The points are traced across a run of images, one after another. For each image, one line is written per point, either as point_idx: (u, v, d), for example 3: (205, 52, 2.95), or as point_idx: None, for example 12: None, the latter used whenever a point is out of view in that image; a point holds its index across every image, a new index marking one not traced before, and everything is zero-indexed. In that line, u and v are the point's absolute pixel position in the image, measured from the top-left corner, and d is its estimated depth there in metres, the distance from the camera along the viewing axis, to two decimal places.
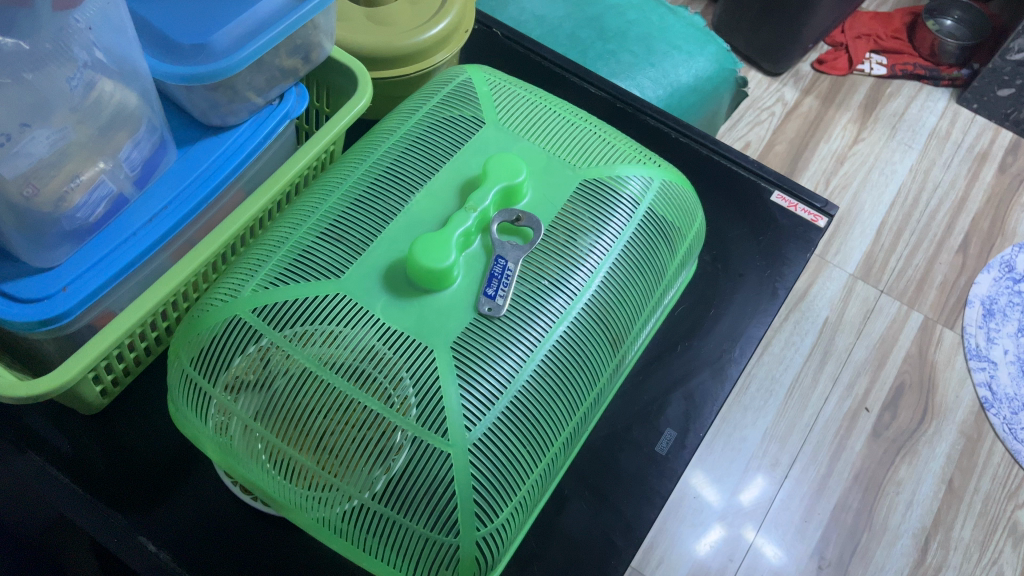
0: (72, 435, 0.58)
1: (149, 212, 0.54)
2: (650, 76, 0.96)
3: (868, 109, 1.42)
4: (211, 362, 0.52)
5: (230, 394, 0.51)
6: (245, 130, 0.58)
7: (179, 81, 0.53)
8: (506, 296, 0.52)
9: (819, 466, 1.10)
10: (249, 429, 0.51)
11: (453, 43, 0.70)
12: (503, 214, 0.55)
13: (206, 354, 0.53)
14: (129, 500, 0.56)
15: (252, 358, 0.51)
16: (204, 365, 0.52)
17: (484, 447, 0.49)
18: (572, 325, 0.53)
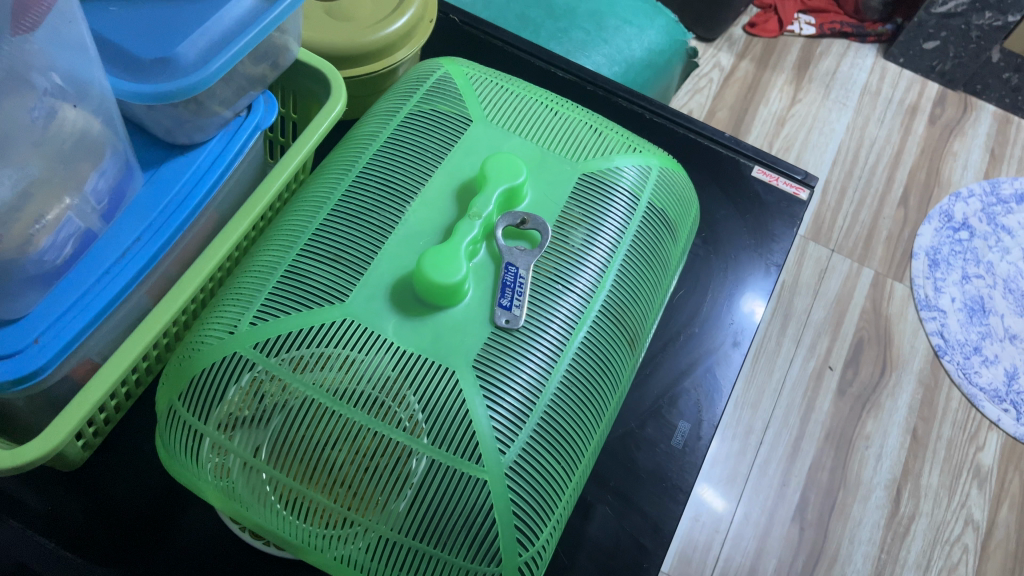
0: (50, 495, 0.53)
1: (121, 246, 0.49)
2: (605, 52, 0.94)
3: (801, 69, 1.43)
4: (202, 400, 0.48)
5: (225, 432, 0.47)
6: (215, 147, 0.54)
7: (139, 101, 0.48)
8: (522, 304, 0.49)
9: (791, 428, 1.11)
10: (250, 468, 0.47)
11: (418, 35, 0.67)
12: (507, 218, 0.52)
13: (196, 392, 0.48)
14: (119, 556, 0.52)
15: (247, 390, 0.47)
16: (194, 403, 0.48)
17: (519, 468, 0.47)
18: (591, 330, 0.51)
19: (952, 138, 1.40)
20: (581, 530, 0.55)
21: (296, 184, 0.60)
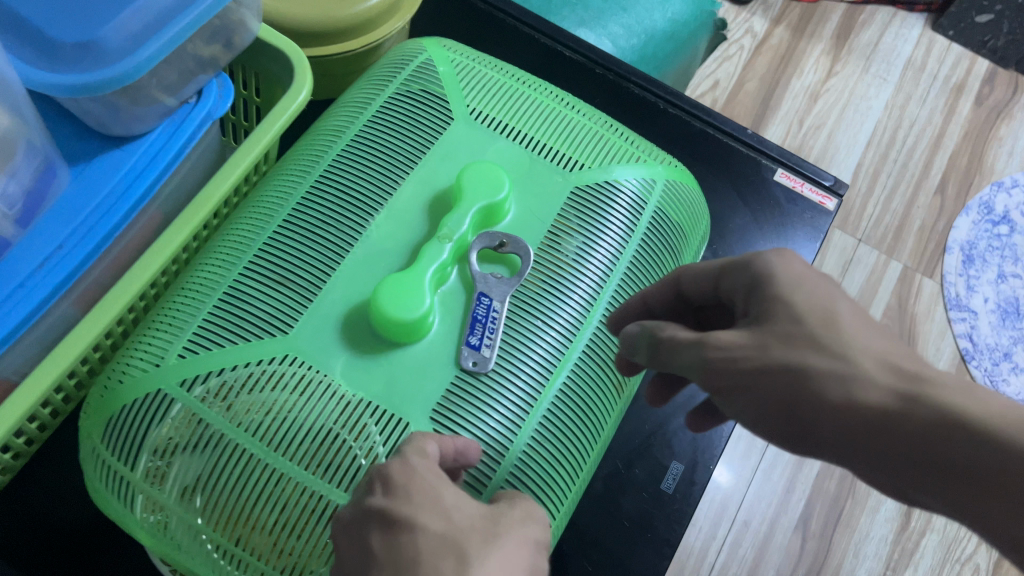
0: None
1: (41, 254, 0.43)
2: (623, 23, 0.85)
3: (841, 39, 1.33)
4: (129, 423, 0.41)
5: (158, 458, 0.41)
6: (156, 139, 0.47)
7: (61, 94, 0.41)
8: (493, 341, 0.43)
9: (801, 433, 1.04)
10: (184, 499, 0.40)
11: (404, 9, 0.59)
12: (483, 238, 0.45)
13: (123, 414, 0.42)
14: None
15: (184, 415, 0.40)
16: (116, 431, 0.41)
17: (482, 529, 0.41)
18: (573, 369, 0.45)
19: (998, 121, 1.30)
20: None
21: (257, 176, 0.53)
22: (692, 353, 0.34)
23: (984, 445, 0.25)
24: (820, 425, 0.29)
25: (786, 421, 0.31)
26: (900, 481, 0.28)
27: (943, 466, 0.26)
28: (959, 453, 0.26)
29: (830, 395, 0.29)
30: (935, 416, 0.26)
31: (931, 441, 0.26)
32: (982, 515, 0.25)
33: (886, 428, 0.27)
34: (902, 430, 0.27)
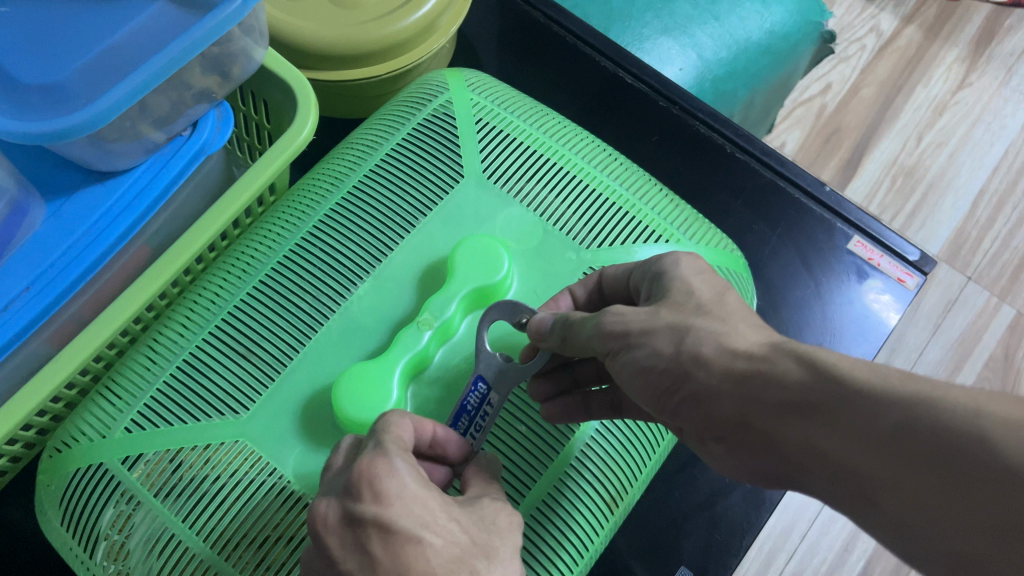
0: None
1: (8, 296, 0.41)
2: (712, 33, 0.77)
3: (981, 44, 1.18)
4: (81, 497, 0.39)
5: (120, 510, 0.38)
6: (143, 176, 0.44)
7: (29, 142, 0.37)
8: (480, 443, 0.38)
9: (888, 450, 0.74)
10: (138, 557, 0.38)
11: (440, 32, 0.53)
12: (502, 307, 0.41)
13: (72, 486, 0.39)
14: None
15: (151, 467, 0.38)
16: (72, 500, 0.39)
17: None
18: (546, 497, 0.41)
19: None
20: None
21: (259, 209, 0.49)
22: (586, 329, 0.34)
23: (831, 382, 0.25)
24: (699, 382, 0.29)
25: (666, 394, 0.31)
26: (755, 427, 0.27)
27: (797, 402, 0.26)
28: (807, 387, 0.26)
29: (704, 349, 0.29)
30: (788, 360, 0.27)
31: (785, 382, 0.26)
32: (822, 438, 0.25)
33: (749, 376, 0.28)
34: (754, 373, 0.27)
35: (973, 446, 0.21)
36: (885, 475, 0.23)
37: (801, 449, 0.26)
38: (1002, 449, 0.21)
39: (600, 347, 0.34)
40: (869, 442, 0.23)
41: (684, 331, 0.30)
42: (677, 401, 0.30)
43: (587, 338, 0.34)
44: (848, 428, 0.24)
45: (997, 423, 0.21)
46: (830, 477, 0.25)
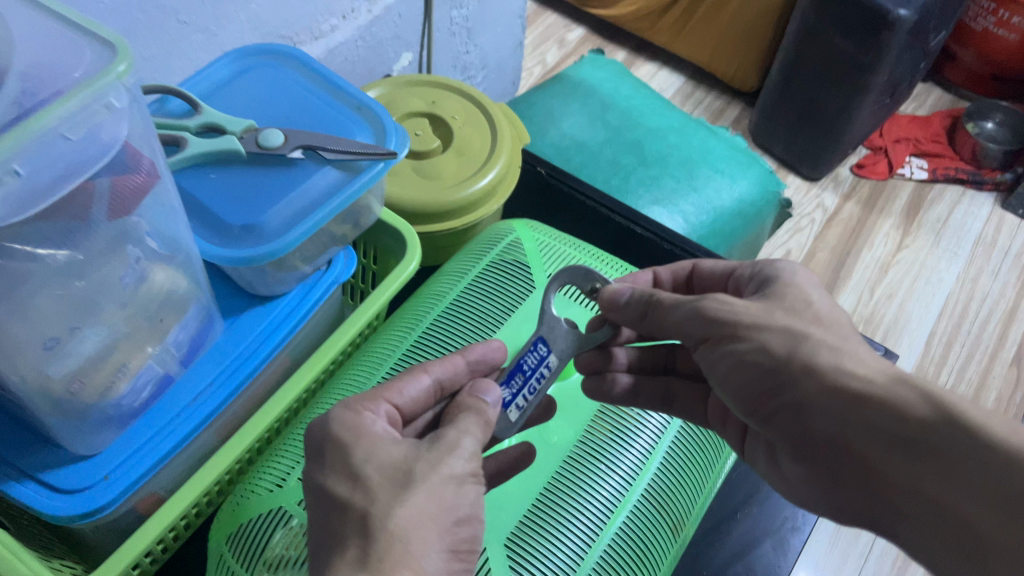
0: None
1: (196, 390, 0.53)
2: (694, 201, 0.95)
3: (911, 213, 1.39)
4: (247, 543, 0.52)
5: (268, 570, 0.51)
6: (293, 299, 0.58)
7: (230, 264, 0.51)
8: (524, 402, 0.48)
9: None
10: None
11: (500, 196, 0.69)
12: (565, 274, 0.53)
13: (241, 532, 0.53)
14: None
15: (292, 536, 0.51)
16: (239, 547, 0.52)
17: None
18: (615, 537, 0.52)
19: None
20: None
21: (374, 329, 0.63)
22: (683, 309, 0.44)
23: (942, 430, 0.34)
24: (811, 394, 0.39)
25: (769, 395, 0.41)
26: (850, 450, 0.37)
27: (907, 436, 0.35)
28: (920, 423, 0.35)
29: (818, 363, 0.39)
30: (911, 397, 0.36)
31: (895, 420, 0.36)
32: (924, 469, 0.35)
33: (864, 400, 0.37)
34: (873, 402, 0.37)
35: None
36: (970, 510, 0.33)
37: (896, 473, 0.36)
38: None
39: (697, 331, 0.44)
40: (960, 482, 0.33)
41: (797, 338, 0.40)
42: (779, 403, 0.40)
43: (678, 319, 0.44)
44: (953, 469, 0.34)
45: None
46: (919, 498, 0.35)
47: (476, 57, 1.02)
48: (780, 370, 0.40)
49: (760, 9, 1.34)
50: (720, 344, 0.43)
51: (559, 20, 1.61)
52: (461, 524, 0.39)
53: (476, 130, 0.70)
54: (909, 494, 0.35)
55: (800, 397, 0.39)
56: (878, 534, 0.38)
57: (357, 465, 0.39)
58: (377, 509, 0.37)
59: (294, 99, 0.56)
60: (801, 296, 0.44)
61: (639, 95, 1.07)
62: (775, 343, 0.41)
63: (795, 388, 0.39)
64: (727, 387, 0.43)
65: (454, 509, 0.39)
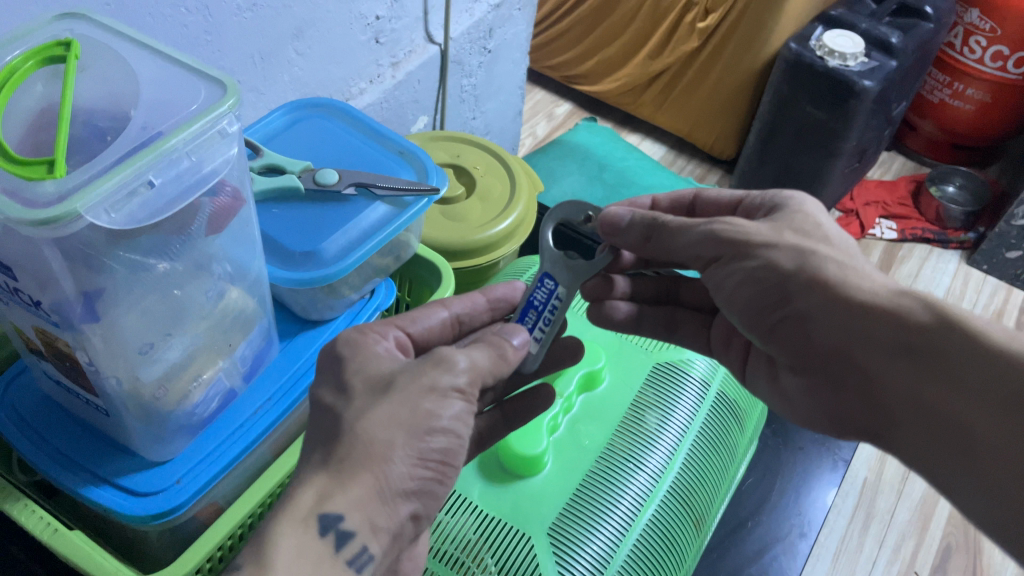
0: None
1: (256, 405, 0.57)
2: None
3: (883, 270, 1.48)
4: None
5: None
6: (342, 323, 0.63)
7: (286, 285, 0.56)
8: (543, 333, 0.56)
9: (901, 556, 0.94)
10: None
11: (519, 237, 0.76)
12: (561, 208, 0.60)
13: None
14: None
15: None
16: None
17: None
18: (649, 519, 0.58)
19: None
20: None
21: None
22: (696, 231, 0.53)
23: (936, 331, 0.43)
24: (814, 305, 0.48)
25: (774, 303, 0.50)
26: (853, 358, 0.46)
27: (904, 339, 0.44)
28: (920, 326, 0.44)
29: (828, 268, 0.48)
30: (914, 302, 0.45)
31: (898, 327, 0.44)
32: (913, 368, 0.43)
33: (866, 307, 0.46)
34: (874, 310, 0.45)
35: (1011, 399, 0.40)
36: (947, 401, 0.42)
37: (886, 372, 0.44)
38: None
39: (711, 250, 0.53)
40: (939, 378, 0.42)
41: (805, 254, 0.49)
42: (788, 310, 0.49)
43: (690, 241, 0.53)
44: (937, 365, 0.42)
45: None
46: (902, 392, 0.44)
47: (481, 122, 1.10)
48: (789, 283, 0.49)
49: (735, 84, 1.45)
50: (731, 262, 0.52)
51: (547, 96, 1.71)
52: (437, 434, 0.45)
53: (497, 179, 0.77)
54: (903, 395, 0.44)
55: (807, 309, 0.48)
56: (875, 428, 0.46)
57: (348, 379, 0.47)
58: (353, 410, 0.45)
59: (344, 146, 0.63)
60: (810, 220, 0.53)
61: (632, 157, 1.15)
62: (782, 258, 0.50)
63: (801, 299, 0.48)
64: (736, 298, 0.52)
65: (428, 418, 0.45)
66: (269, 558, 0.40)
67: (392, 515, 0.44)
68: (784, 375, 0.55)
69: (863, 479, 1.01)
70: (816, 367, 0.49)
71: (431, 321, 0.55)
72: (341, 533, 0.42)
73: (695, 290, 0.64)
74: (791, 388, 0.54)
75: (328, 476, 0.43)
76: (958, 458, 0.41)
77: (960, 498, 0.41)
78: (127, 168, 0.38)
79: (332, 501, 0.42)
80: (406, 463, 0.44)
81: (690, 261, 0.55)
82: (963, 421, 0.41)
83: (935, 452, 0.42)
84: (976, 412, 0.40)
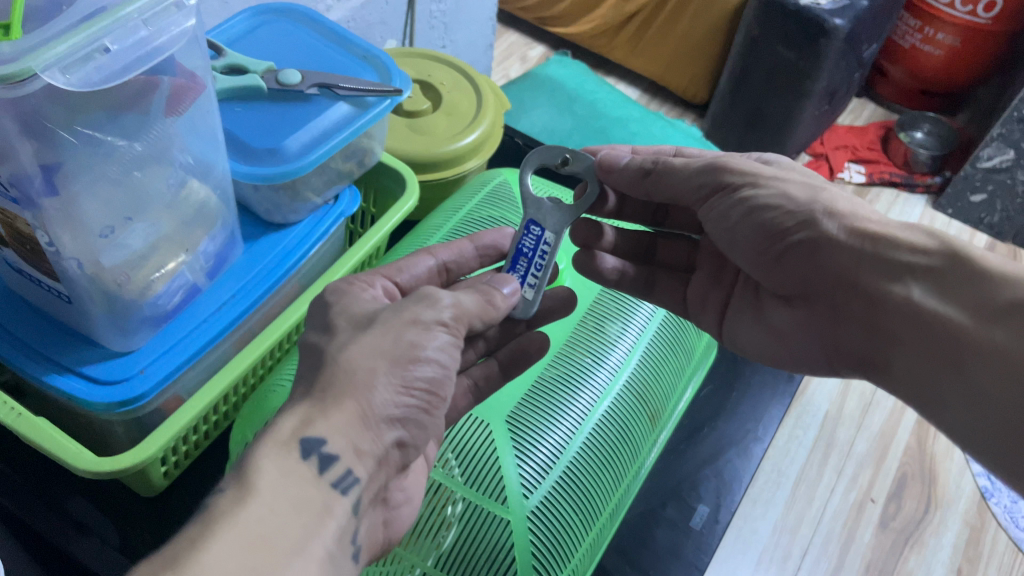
0: (122, 527, 0.62)
1: (218, 301, 0.58)
2: None
3: None
4: None
5: None
6: (305, 227, 0.63)
7: (249, 181, 0.56)
8: (536, 279, 0.56)
9: (858, 484, 0.88)
10: None
11: (484, 152, 0.77)
12: (536, 154, 0.59)
13: None
14: None
15: None
16: None
17: (475, 533, 0.54)
18: (604, 414, 0.59)
19: None
20: None
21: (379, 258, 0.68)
22: (698, 164, 0.57)
23: (941, 255, 0.45)
24: (828, 233, 0.50)
25: (778, 235, 0.52)
26: (858, 283, 0.48)
27: (908, 263, 0.46)
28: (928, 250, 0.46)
29: (838, 203, 0.51)
30: (919, 234, 0.47)
31: (905, 253, 0.46)
32: (916, 287, 0.45)
33: (876, 237, 0.48)
34: (883, 240, 0.48)
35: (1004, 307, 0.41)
36: (944, 313, 0.43)
37: (889, 291, 0.46)
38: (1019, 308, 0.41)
39: (712, 181, 0.56)
40: (939, 295, 0.44)
41: (816, 191, 0.52)
42: (791, 240, 0.52)
43: (689, 173, 0.57)
44: (941, 283, 0.44)
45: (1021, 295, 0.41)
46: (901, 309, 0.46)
47: (452, 52, 1.10)
48: (801, 210, 0.51)
49: (709, 25, 1.45)
50: (731, 194, 0.55)
51: (521, 39, 1.70)
52: (422, 363, 0.45)
53: (463, 95, 0.77)
54: (902, 313, 0.45)
55: (820, 235, 0.50)
56: (875, 354, 0.48)
57: (333, 318, 0.48)
58: (335, 343, 0.45)
59: (308, 50, 0.63)
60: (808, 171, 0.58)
61: (603, 90, 1.15)
62: (795, 191, 0.52)
63: (815, 225, 0.50)
64: (737, 231, 0.55)
65: (412, 348, 0.45)
66: (249, 474, 0.40)
67: (376, 440, 0.44)
68: (772, 309, 0.57)
69: (824, 413, 0.94)
70: (819, 296, 0.52)
71: (420, 268, 0.57)
72: (324, 456, 0.42)
73: (673, 247, 0.65)
74: (781, 325, 0.56)
75: (307, 405, 0.43)
76: (949, 372, 0.43)
77: (952, 415, 0.43)
78: (81, 32, 0.39)
79: (314, 425, 0.42)
80: (389, 390, 0.44)
81: (691, 196, 0.58)
82: (956, 331, 0.43)
83: (929, 370, 0.44)
84: (971, 322, 0.42)
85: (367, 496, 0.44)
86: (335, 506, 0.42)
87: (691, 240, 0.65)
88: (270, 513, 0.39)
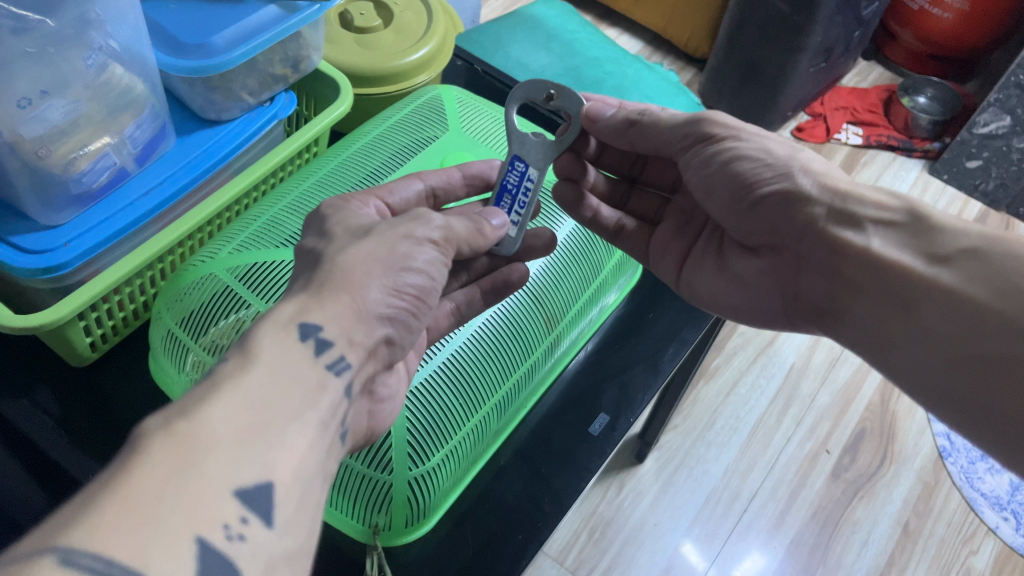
0: (63, 401, 0.65)
1: (146, 186, 0.62)
2: None
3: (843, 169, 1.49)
4: (196, 322, 0.60)
5: (205, 350, 0.59)
6: (237, 125, 0.67)
7: (179, 73, 0.60)
8: (519, 215, 0.58)
9: (816, 436, 1.06)
10: (199, 361, 0.59)
11: (433, 69, 0.79)
12: (518, 87, 0.59)
13: (193, 316, 0.61)
14: (88, 442, 0.63)
15: (229, 325, 0.59)
16: (191, 326, 0.60)
17: None
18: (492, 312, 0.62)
19: None
20: (489, 486, 0.64)
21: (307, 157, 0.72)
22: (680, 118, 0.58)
23: (909, 211, 0.49)
24: (799, 184, 0.52)
25: (745, 188, 0.54)
26: (821, 233, 0.51)
27: (880, 218, 0.49)
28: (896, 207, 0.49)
29: (814, 163, 0.54)
30: (888, 194, 0.51)
31: (874, 208, 0.50)
32: (881, 237, 0.48)
33: (846, 193, 0.51)
34: (851, 196, 0.51)
35: (963, 252, 0.45)
36: (906, 263, 0.46)
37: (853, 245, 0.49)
38: (981, 253, 0.44)
39: (692, 131, 0.57)
40: (905, 249, 0.47)
41: (794, 150, 0.55)
42: (757, 197, 0.54)
43: (674, 123, 0.58)
44: (906, 236, 0.48)
45: (978, 239, 0.45)
46: (861, 258, 0.48)
47: None
48: (780, 164, 0.53)
49: None
50: (704, 145, 0.57)
51: None
52: (413, 273, 0.47)
53: (414, 15, 0.79)
54: (864, 263, 0.48)
55: (796, 187, 0.52)
56: (833, 308, 0.51)
57: (330, 227, 0.49)
58: (334, 247, 0.47)
59: None
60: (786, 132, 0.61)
61: (584, 31, 1.17)
62: (775, 147, 0.55)
63: (791, 177, 0.53)
64: (711, 180, 0.56)
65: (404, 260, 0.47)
66: (251, 347, 0.40)
67: (368, 333, 0.45)
68: (734, 258, 0.59)
69: (791, 363, 1.12)
70: (783, 246, 0.54)
71: (409, 192, 0.58)
72: (321, 340, 0.42)
73: (646, 200, 0.69)
74: (742, 273, 0.58)
75: (305, 297, 0.44)
76: (905, 315, 0.46)
77: (906, 354, 0.46)
78: None
79: (311, 314, 0.43)
80: (382, 292, 0.46)
81: (674, 145, 0.59)
82: (919, 279, 0.45)
83: (888, 315, 0.47)
84: (928, 269, 0.45)
85: (357, 383, 0.44)
86: (328, 384, 0.42)
87: (663, 198, 0.68)
88: (271, 380, 0.38)
